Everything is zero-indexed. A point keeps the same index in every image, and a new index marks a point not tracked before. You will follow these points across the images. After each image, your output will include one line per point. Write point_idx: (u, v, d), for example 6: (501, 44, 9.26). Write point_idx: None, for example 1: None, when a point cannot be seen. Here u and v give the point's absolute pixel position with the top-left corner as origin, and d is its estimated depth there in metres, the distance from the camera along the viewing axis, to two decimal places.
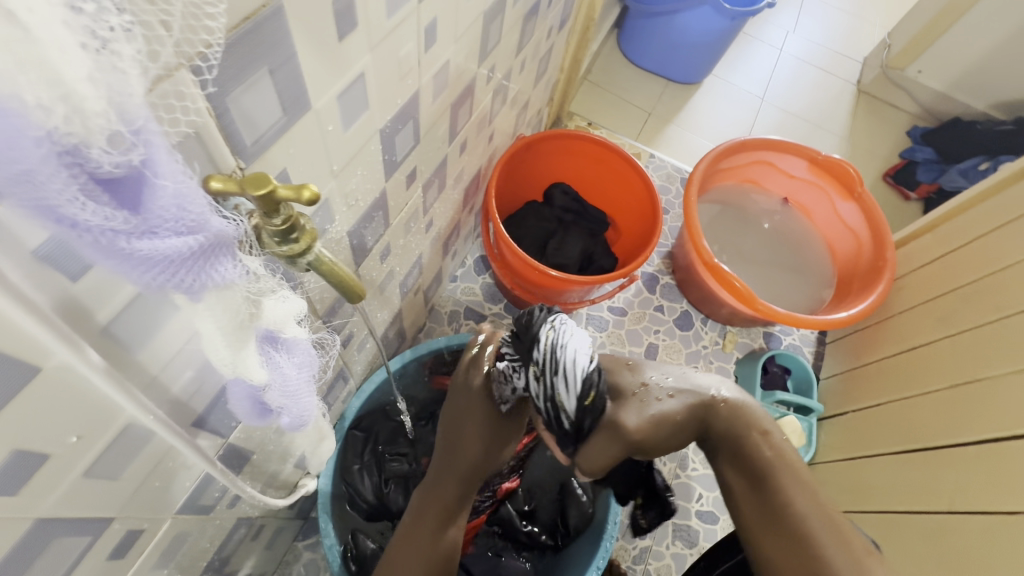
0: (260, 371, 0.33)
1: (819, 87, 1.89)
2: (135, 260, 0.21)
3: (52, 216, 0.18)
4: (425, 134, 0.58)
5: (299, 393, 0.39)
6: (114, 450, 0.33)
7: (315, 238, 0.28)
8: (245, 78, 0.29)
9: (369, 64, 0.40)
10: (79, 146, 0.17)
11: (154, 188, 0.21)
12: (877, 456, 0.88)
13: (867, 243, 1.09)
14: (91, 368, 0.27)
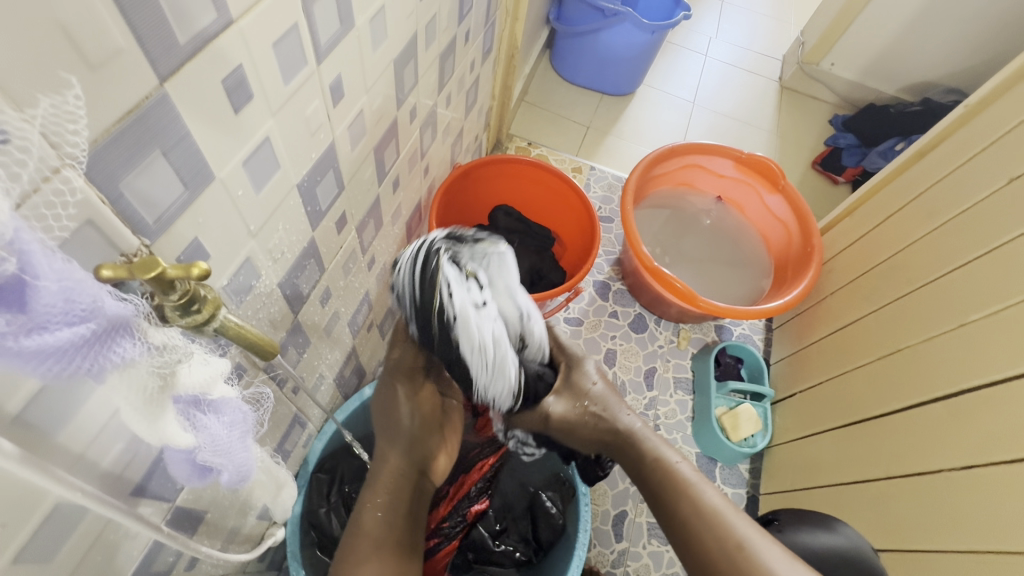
0: (184, 435, 0.34)
1: (745, 87, 1.99)
2: (26, 357, 0.23)
3: None
4: (348, 180, 0.61)
5: (232, 449, 0.40)
6: (45, 531, 0.34)
7: (219, 305, 0.30)
8: (138, 161, 0.31)
9: (273, 127, 0.42)
10: None
11: (36, 290, 0.22)
12: (823, 431, 0.93)
13: (796, 232, 1.16)
14: (12, 460, 0.28)
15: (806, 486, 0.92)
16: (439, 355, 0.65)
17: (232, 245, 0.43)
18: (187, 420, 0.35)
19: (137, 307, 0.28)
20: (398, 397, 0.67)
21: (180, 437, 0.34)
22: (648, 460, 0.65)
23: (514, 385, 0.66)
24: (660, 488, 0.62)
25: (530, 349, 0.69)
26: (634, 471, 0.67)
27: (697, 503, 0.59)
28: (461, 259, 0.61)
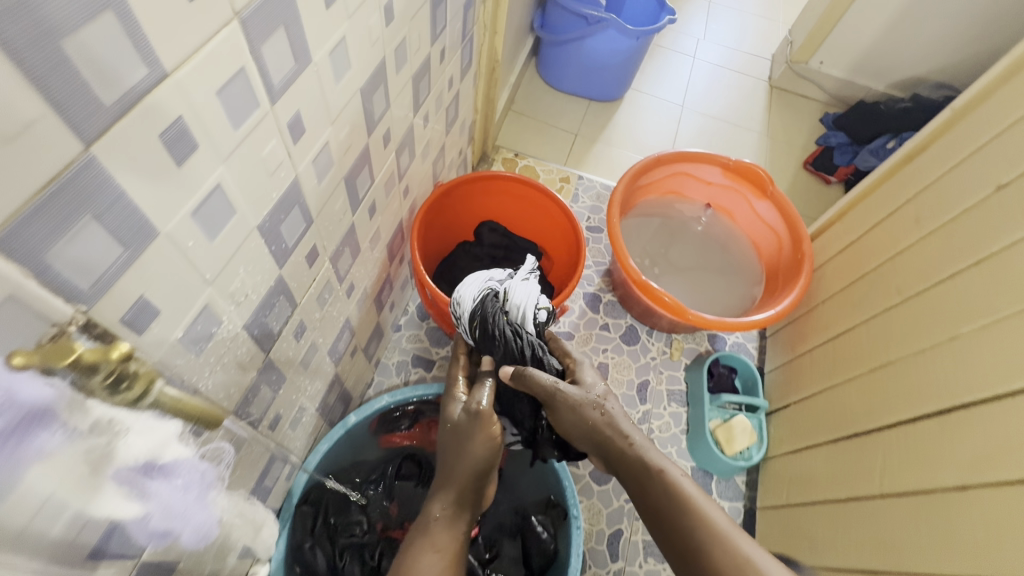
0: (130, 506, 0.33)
1: (733, 88, 1.98)
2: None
3: None
4: (317, 214, 0.59)
5: (187, 511, 0.39)
6: None
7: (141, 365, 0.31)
8: (66, 228, 0.29)
9: (225, 173, 0.41)
10: None
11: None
12: (817, 444, 0.91)
13: (786, 239, 1.14)
14: None
15: (800, 501, 0.91)
16: None
17: (186, 295, 0.41)
18: (137, 493, 0.34)
19: (64, 384, 0.27)
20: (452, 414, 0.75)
21: (123, 508, 0.33)
22: (652, 475, 0.64)
23: (476, 294, 0.84)
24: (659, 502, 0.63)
25: (514, 307, 0.81)
26: (636, 485, 0.66)
27: (703, 519, 0.59)
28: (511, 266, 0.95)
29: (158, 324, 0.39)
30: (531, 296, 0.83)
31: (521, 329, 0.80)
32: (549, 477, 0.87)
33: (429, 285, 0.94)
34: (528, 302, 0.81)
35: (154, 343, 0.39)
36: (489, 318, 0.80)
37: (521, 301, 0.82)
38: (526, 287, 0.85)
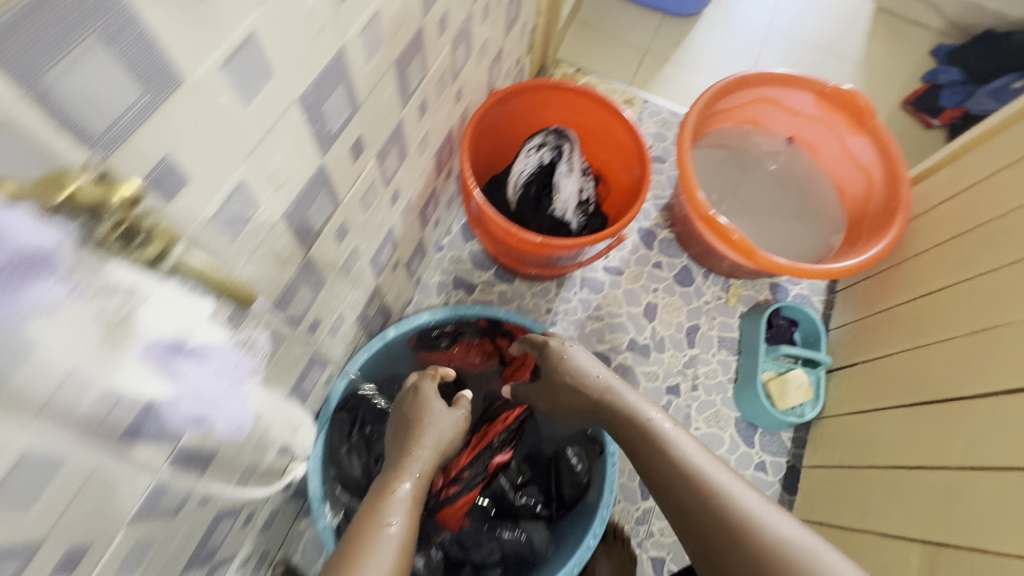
0: (150, 381, 0.37)
1: (833, 9, 1.71)
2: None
3: None
4: (364, 99, 0.53)
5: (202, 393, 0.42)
6: None
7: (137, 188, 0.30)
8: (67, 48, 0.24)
9: (260, 22, 0.34)
10: None
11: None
12: (889, 407, 0.85)
13: (880, 182, 1.00)
14: None
15: (857, 463, 0.87)
16: (503, 173, 1.03)
17: (219, 164, 0.36)
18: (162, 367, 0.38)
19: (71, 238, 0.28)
20: (423, 389, 0.74)
21: (152, 385, 0.37)
22: (658, 449, 0.65)
23: (525, 177, 0.98)
24: (662, 471, 0.64)
25: (559, 199, 0.97)
26: (633, 445, 0.68)
27: (711, 491, 0.59)
28: (552, 140, 0.98)
29: (188, 195, 0.35)
30: (571, 193, 0.97)
31: (561, 216, 0.97)
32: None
33: (484, 209, 0.87)
34: (569, 197, 0.97)
35: (185, 218, 0.35)
36: (537, 205, 0.97)
37: (566, 195, 0.97)
38: (569, 179, 0.98)
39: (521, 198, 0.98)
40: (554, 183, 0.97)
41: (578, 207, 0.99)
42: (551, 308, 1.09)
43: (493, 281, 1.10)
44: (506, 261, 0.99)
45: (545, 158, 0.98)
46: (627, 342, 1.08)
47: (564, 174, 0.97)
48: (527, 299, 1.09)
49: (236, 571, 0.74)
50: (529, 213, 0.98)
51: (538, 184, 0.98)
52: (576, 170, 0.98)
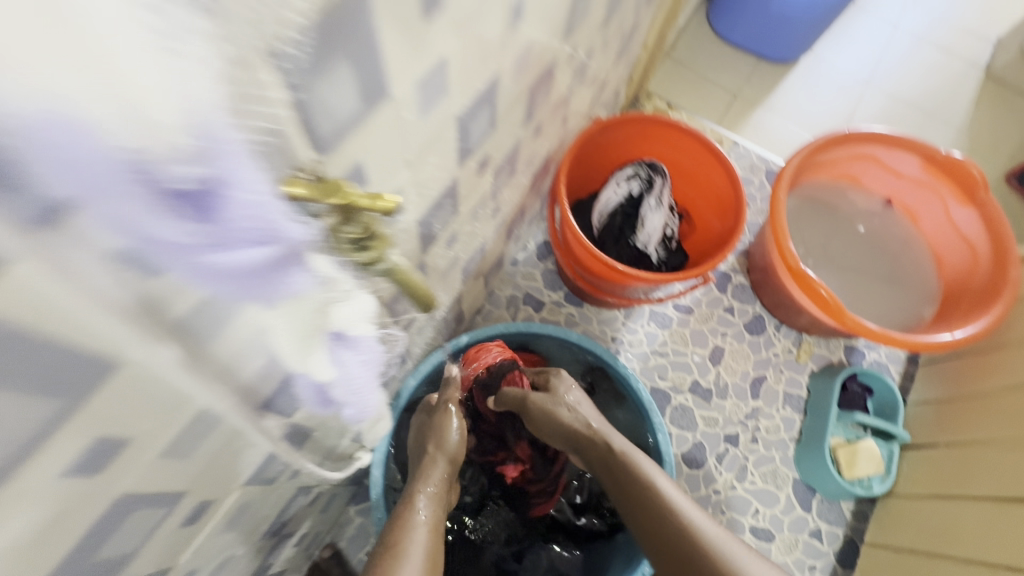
0: (327, 371, 0.34)
1: (937, 70, 1.66)
2: (207, 271, 0.22)
3: (152, 201, 0.18)
4: (500, 120, 0.55)
5: (361, 388, 0.41)
6: (117, 397, 0.26)
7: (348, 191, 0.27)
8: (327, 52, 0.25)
9: (451, 48, 0.37)
10: (153, 166, 0.17)
11: (232, 207, 0.20)
12: (975, 496, 0.81)
13: (985, 257, 0.96)
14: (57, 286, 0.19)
15: (935, 552, 0.83)
16: (590, 198, 1.05)
17: (387, 172, 0.39)
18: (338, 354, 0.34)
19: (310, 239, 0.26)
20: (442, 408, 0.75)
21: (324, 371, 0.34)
22: (645, 488, 0.65)
23: (611, 206, 0.99)
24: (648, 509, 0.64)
25: (643, 231, 0.97)
26: (613, 482, 0.68)
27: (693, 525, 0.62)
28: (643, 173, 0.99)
29: None
30: (656, 228, 0.98)
31: (643, 249, 0.98)
32: (647, 445, 0.87)
33: (573, 231, 0.88)
34: (653, 232, 0.98)
35: None
36: (621, 234, 0.98)
37: (651, 229, 0.98)
38: (655, 213, 0.98)
39: (605, 225, 0.99)
40: (640, 216, 0.97)
41: (661, 241, 0.99)
42: (617, 338, 1.09)
43: (562, 302, 1.11)
44: (582, 286, 1.00)
45: (635, 190, 0.98)
46: (689, 382, 1.06)
47: (652, 208, 0.97)
48: (593, 324, 1.10)
49: (294, 546, 0.77)
50: (611, 242, 0.99)
51: (623, 214, 0.99)
52: (663, 206, 0.98)
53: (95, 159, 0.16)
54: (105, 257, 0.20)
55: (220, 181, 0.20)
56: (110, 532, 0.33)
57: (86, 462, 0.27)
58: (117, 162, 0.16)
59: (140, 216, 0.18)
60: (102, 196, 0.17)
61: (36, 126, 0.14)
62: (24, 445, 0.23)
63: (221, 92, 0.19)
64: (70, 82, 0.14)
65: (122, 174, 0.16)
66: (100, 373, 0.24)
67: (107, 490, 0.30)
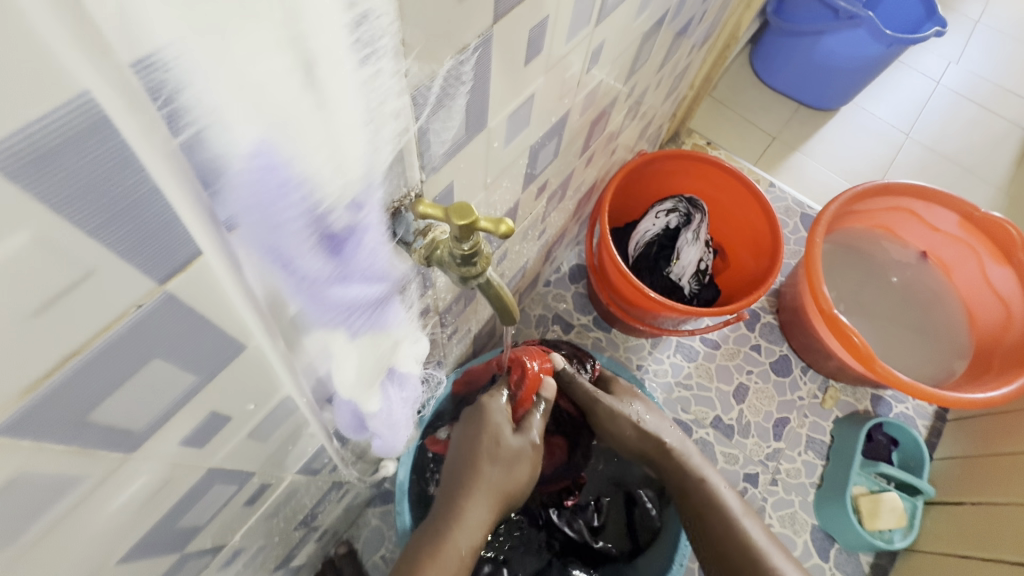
0: (374, 401, 0.35)
1: (977, 128, 1.67)
2: (323, 299, 0.26)
3: (305, 236, 0.23)
4: (562, 149, 0.59)
5: (397, 427, 0.40)
6: (234, 376, 0.29)
7: (489, 265, 0.29)
8: (455, 91, 0.29)
9: (540, 86, 0.40)
10: (318, 211, 0.23)
11: (354, 242, 0.26)
12: (998, 558, 0.80)
13: (1020, 318, 0.95)
14: (232, 276, 0.22)
15: None
16: (627, 228, 1.07)
17: (470, 193, 0.42)
18: (393, 379, 0.35)
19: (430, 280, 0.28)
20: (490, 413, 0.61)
21: (370, 399, 0.34)
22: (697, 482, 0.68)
23: (648, 235, 1.02)
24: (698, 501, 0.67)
25: (678, 263, 1.00)
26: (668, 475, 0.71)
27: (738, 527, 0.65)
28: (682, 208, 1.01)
29: None
30: (691, 262, 1.00)
31: (676, 281, 1.00)
32: None
33: (613, 258, 0.91)
34: (688, 265, 1.00)
35: None
36: (656, 264, 1.01)
37: (686, 262, 1.00)
38: (691, 247, 1.00)
39: (640, 254, 1.02)
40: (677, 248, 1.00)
41: (695, 275, 1.01)
42: (642, 366, 1.10)
43: (591, 326, 1.13)
44: (614, 311, 1.02)
45: (673, 223, 1.01)
46: (712, 418, 1.06)
47: (689, 242, 1.00)
48: (620, 350, 1.11)
49: (315, 541, 0.79)
50: (645, 271, 1.01)
51: (659, 245, 1.01)
52: (701, 241, 1.00)
53: (282, 197, 0.21)
54: (259, 280, 0.24)
55: (346, 224, 0.25)
56: (194, 502, 0.35)
57: (200, 432, 0.30)
58: (292, 186, 0.21)
59: (294, 243, 0.23)
60: (270, 227, 0.21)
61: (244, 160, 0.19)
62: (166, 413, 0.25)
63: (364, 151, 0.24)
64: (286, 119, 0.19)
65: (295, 202, 0.21)
66: (233, 352, 0.27)
67: (204, 463, 0.32)
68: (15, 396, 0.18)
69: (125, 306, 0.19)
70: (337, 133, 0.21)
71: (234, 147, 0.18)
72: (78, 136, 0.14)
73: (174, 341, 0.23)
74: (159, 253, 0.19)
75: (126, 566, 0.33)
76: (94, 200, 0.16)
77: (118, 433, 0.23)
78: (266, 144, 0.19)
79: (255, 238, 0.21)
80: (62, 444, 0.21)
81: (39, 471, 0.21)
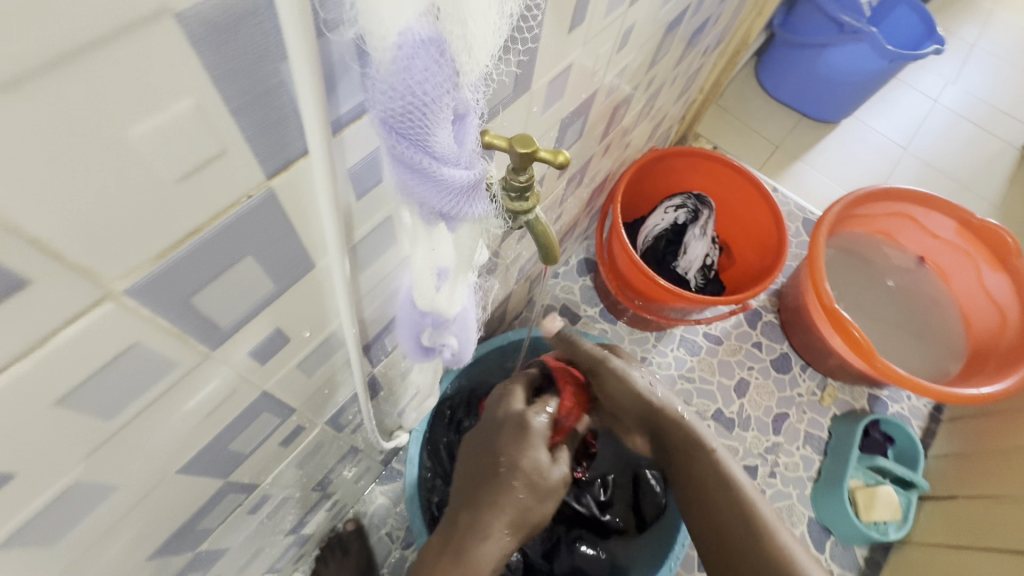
0: (455, 303, 0.36)
1: (973, 146, 1.72)
2: (442, 188, 0.24)
3: (441, 111, 0.21)
4: (586, 130, 0.62)
5: (467, 326, 0.41)
6: (300, 295, 0.31)
7: (539, 203, 0.32)
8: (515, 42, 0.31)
9: (578, 57, 0.44)
10: (454, 83, 0.21)
11: (467, 125, 0.24)
12: (989, 548, 0.83)
13: (1014, 321, 0.99)
14: (323, 190, 0.25)
15: None
16: (636, 222, 1.10)
17: None
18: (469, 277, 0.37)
19: (491, 203, 0.30)
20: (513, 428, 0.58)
21: (452, 300, 0.35)
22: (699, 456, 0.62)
23: (656, 229, 1.05)
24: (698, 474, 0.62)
25: (685, 257, 1.03)
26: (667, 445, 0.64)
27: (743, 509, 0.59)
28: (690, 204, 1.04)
29: None
30: (698, 256, 1.03)
31: (683, 274, 1.03)
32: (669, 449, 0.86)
33: (623, 248, 0.94)
34: (695, 259, 1.03)
35: None
36: (663, 257, 1.04)
37: (692, 256, 1.03)
38: (698, 242, 1.03)
39: (648, 247, 1.05)
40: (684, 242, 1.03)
41: (701, 269, 1.04)
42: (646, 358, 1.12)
43: (597, 318, 1.16)
44: (622, 301, 1.04)
45: (681, 218, 1.04)
46: (713, 410, 1.09)
47: (696, 237, 1.03)
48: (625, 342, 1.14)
49: (326, 511, 0.80)
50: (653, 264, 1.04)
51: (667, 240, 1.05)
52: (708, 236, 1.03)
53: (433, 66, 0.19)
54: (353, 162, 0.27)
55: (467, 105, 0.23)
56: (244, 427, 0.37)
57: (265, 347, 0.32)
58: (441, 58, 0.20)
59: (430, 121, 0.21)
60: (414, 101, 0.20)
61: (394, 43, 0.18)
62: (246, 316, 0.28)
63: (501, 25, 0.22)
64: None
65: (439, 75, 0.20)
66: (304, 269, 0.29)
67: (260, 384, 0.35)
68: (148, 260, 0.20)
69: (239, 196, 0.22)
70: (482, 9, 0.20)
71: (382, 32, 0.18)
72: (245, 16, 0.17)
73: (266, 243, 0.25)
74: (271, 145, 0.21)
75: (182, 479, 0.35)
76: (240, 81, 0.18)
77: (209, 325, 0.26)
78: (415, 21, 0.18)
79: (396, 112, 0.20)
80: (169, 322, 0.23)
81: (148, 344, 0.23)
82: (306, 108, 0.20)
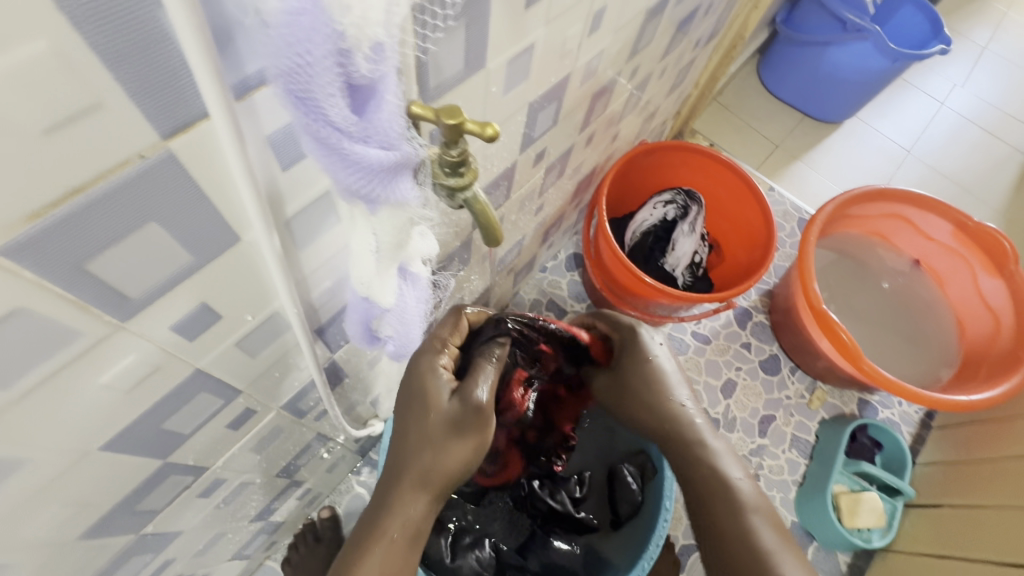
0: (390, 296, 0.36)
1: (979, 151, 1.68)
2: (345, 162, 0.24)
3: (337, 81, 0.21)
4: (563, 116, 0.61)
5: (411, 323, 0.41)
6: (226, 270, 0.30)
7: (477, 179, 0.31)
8: (450, 1, 0.29)
9: (540, 37, 0.42)
10: (350, 50, 0.21)
11: (381, 99, 0.24)
12: (969, 560, 0.81)
13: (1007, 329, 0.96)
14: (237, 159, 0.23)
15: None
16: (625, 218, 1.08)
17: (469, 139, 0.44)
18: (405, 275, 0.37)
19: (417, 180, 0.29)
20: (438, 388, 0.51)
21: (386, 293, 0.36)
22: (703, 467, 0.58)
23: (644, 224, 1.03)
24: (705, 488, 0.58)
25: (673, 254, 1.01)
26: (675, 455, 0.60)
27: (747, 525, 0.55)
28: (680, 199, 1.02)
29: None
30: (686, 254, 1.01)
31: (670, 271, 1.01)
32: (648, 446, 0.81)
33: (609, 240, 0.92)
34: (683, 257, 1.01)
35: None
36: (651, 252, 1.02)
37: (681, 253, 1.01)
38: (687, 239, 1.01)
39: (634, 243, 1.03)
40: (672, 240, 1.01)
41: (689, 266, 1.02)
42: None
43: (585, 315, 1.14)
44: (607, 296, 1.03)
45: (669, 213, 1.02)
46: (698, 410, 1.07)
47: (683, 233, 1.01)
48: None
49: (297, 498, 0.80)
50: (640, 260, 1.02)
51: (655, 236, 1.02)
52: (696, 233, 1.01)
53: (318, 31, 0.20)
54: (271, 131, 0.26)
55: (378, 81, 0.23)
56: (180, 405, 0.36)
57: (189, 323, 0.31)
58: (326, 23, 0.20)
59: (321, 90, 0.21)
60: (299, 67, 0.20)
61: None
62: (162, 287, 0.27)
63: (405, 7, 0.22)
64: None
65: (326, 38, 0.20)
66: (228, 243, 0.28)
67: (191, 361, 0.34)
68: (21, 218, 0.19)
69: (127, 155, 0.21)
70: None
71: None
72: None
73: (173, 210, 0.24)
74: (163, 104, 0.20)
75: (111, 456, 0.34)
76: (110, 32, 0.17)
77: (114, 294, 0.25)
78: None
79: (285, 77, 0.20)
80: (61, 289, 0.22)
81: (37, 311, 0.22)
82: (199, 74, 0.19)
